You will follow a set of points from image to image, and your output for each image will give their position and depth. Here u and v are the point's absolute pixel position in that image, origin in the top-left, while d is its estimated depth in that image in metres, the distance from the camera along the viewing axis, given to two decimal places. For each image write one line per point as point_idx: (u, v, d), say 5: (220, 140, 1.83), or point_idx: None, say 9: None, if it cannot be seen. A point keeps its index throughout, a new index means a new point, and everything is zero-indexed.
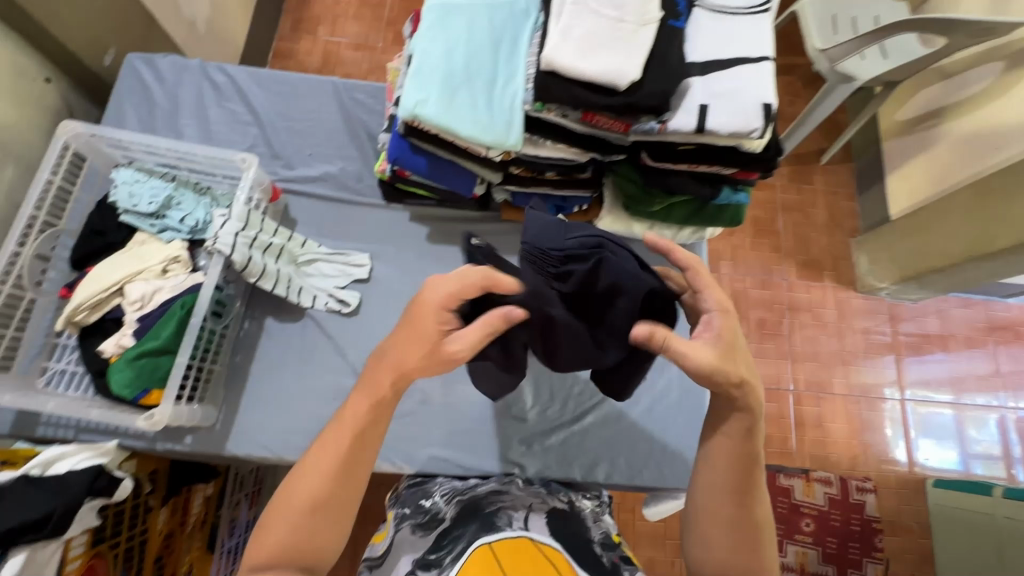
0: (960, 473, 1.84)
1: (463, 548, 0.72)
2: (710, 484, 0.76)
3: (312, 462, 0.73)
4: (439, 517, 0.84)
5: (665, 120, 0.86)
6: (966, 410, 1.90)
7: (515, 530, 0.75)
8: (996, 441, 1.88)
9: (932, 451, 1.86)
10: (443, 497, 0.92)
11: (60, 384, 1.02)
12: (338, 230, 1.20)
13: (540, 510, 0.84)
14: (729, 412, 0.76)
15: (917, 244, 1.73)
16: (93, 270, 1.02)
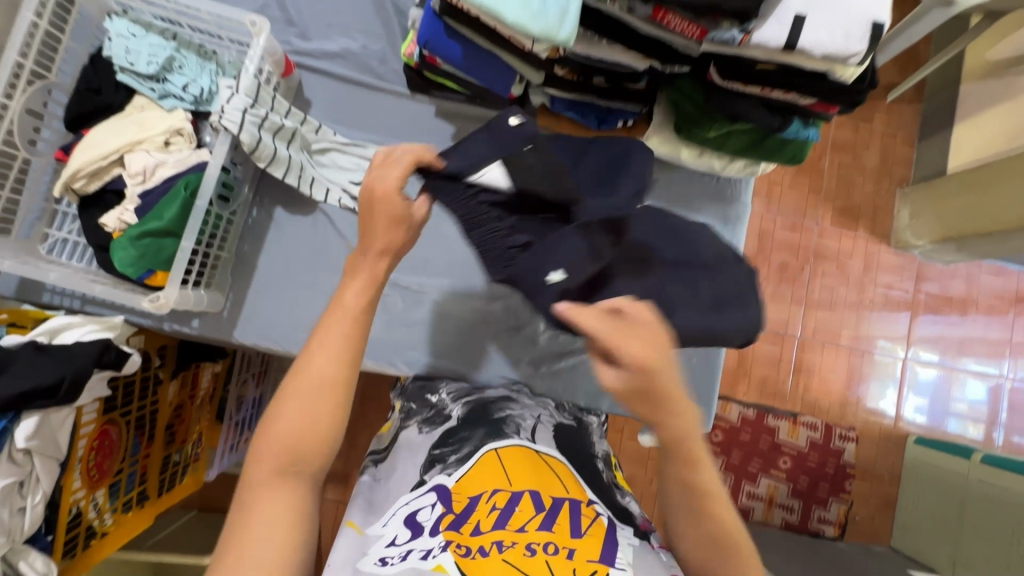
0: (942, 432, 1.88)
1: (471, 451, 0.72)
2: (672, 509, 0.66)
3: (320, 351, 0.62)
4: (444, 413, 0.83)
5: (750, 31, 0.72)
6: (958, 373, 1.89)
7: (520, 439, 0.75)
8: (984, 405, 1.88)
9: (919, 407, 1.88)
10: (450, 394, 0.90)
11: (63, 253, 0.99)
12: (356, 119, 1.09)
13: (547, 422, 0.83)
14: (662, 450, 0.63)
15: (971, 202, 1.60)
16: (92, 134, 0.95)
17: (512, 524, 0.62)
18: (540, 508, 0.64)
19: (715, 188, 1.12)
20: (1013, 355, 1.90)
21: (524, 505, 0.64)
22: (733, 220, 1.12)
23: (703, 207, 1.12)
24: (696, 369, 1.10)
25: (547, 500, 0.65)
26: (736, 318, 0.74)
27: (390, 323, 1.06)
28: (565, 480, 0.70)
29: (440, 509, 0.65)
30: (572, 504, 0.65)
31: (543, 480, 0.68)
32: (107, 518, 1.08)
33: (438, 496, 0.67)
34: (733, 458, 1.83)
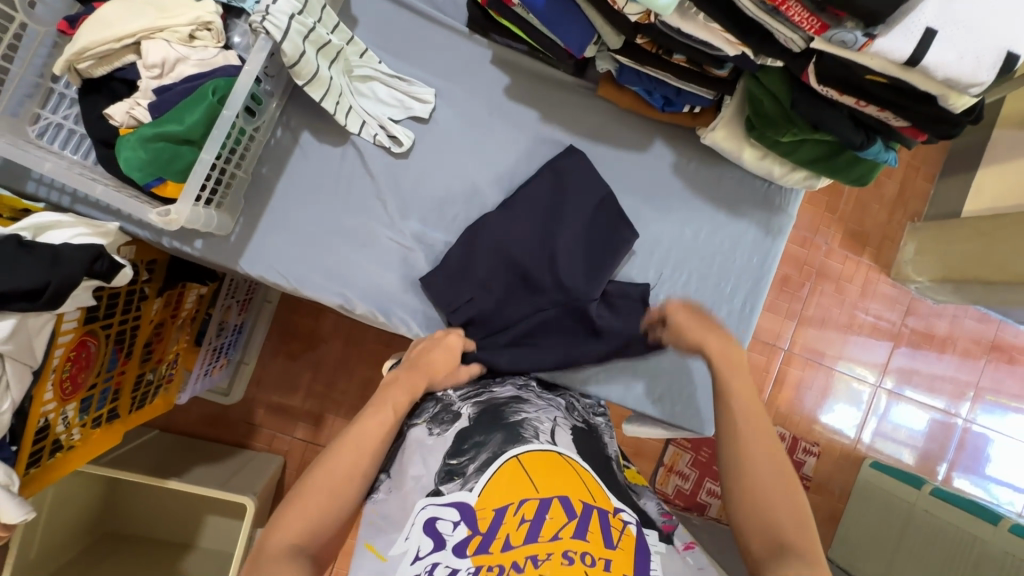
0: (897, 462, 1.94)
1: (490, 458, 0.68)
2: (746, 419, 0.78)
3: (347, 451, 0.70)
4: (453, 412, 0.78)
5: (874, 36, 0.66)
6: (906, 402, 1.94)
7: (541, 444, 0.70)
8: (922, 435, 1.95)
9: (870, 426, 1.94)
10: (458, 390, 0.84)
11: (54, 140, 0.87)
12: (404, 49, 0.99)
13: (564, 424, 0.79)
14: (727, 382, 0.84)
15: (980, 249, 1.59)
16: (105, 8, 0.82)
17: (545, 534, 0.62)
18: (572, 514, 0.64)
19: (763, 194, 1.08)
20: (972, 398, 1.96)
21: (556, 512, 0.64)
22: (775, 230, 1.09)
23: (749, 213, 1.08)
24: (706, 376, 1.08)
25: (578, 505, 0.65)
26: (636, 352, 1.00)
27: (407, 280, 0.99)
28: (589, 484, 0.68)
29: (465, 529, 0.63)
30: (602, 512, 0.65)
31: (568, 488, 0.66)
32: (75, 434, 1.02)
33: (460, 513, 0.64)
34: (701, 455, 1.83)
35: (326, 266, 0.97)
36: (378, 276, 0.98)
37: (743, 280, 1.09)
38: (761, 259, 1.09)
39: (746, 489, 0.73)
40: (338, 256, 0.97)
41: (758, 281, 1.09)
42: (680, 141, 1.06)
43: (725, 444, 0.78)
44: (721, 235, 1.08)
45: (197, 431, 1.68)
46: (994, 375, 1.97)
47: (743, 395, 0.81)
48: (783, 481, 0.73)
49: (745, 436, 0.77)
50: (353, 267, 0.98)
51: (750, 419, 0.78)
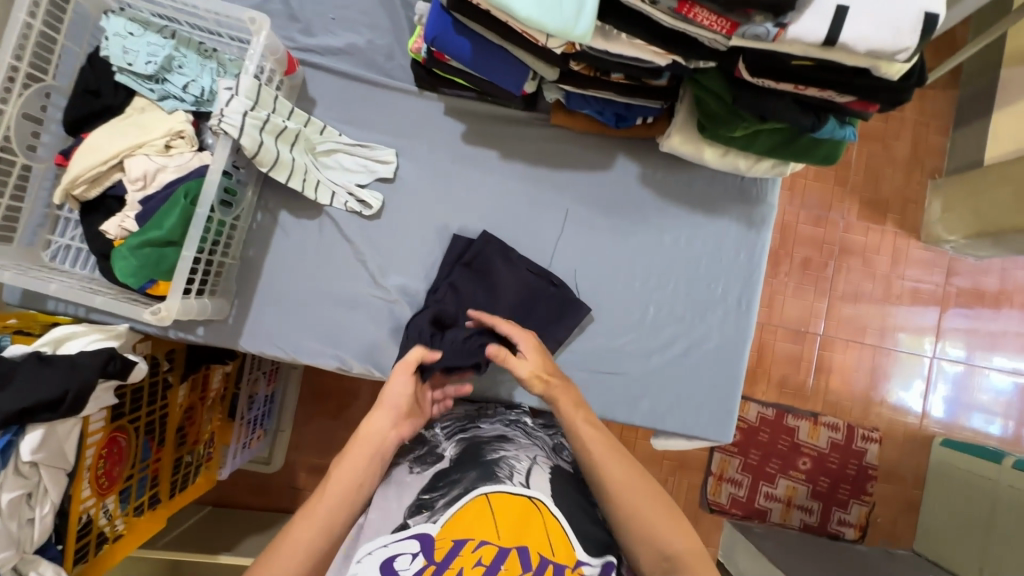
0: (972, 434, 1.77)
1: (459, 493, 0.71)
2: (611, 462, 0.73)
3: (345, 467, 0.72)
4: (437, 452, 0.80)
5: (786, 24, 0.67)
6: (980, 369, 1.78)
7: (514, 486, 0.71)
8: (1003, 397, 1.78)
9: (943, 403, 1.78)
10: (445, 428, 0.86)
11: (65, 260, 0.97)
12: (362, 118, 1.05)
13: (544, 462, 0.78)
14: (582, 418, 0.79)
15: (1007, 197, 1.46)
16: (90, 138, 0.92)
17: None
18: (527, 567, 0.65)
19: (739, 187, 1.06)
20: None
21: (511, 564, 0.65)
22: (758, 222, 1.06)
23: (728, 210, 1.06)
24: (717, 383, 1.05)
25: (535, 558, 0.66)
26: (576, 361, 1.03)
27: (397, 333, 1.02)
28: (554, 537, 0.68)
29: (421, 560, 0.66)
30: (558, 567, 0.66)
31: (531, 537, 0.67)
32: (118, 523, 1.08)
33: (420, 543, 0.67)
34: (750, 459, 1.73)
35: (320, 332, 1.02)
36: (370, 333, 1.02)
37: (734, 277, 1.06)
38: (749, 254, 1.06)
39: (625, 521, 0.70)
40: (328, 321, 1.02)
41: (749, 276, 1.07)
42: (643, 152, 1.06)
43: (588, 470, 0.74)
44: (701, 237, 1.06)
45: (243, 502, 1.74)
46: None
47: (591, 429, 0.77)
48: (651, 489, 0.73)
49: (607, 464, 0.73)
50: (345, 328, 1.02)
51: (602, 440, 0.76)
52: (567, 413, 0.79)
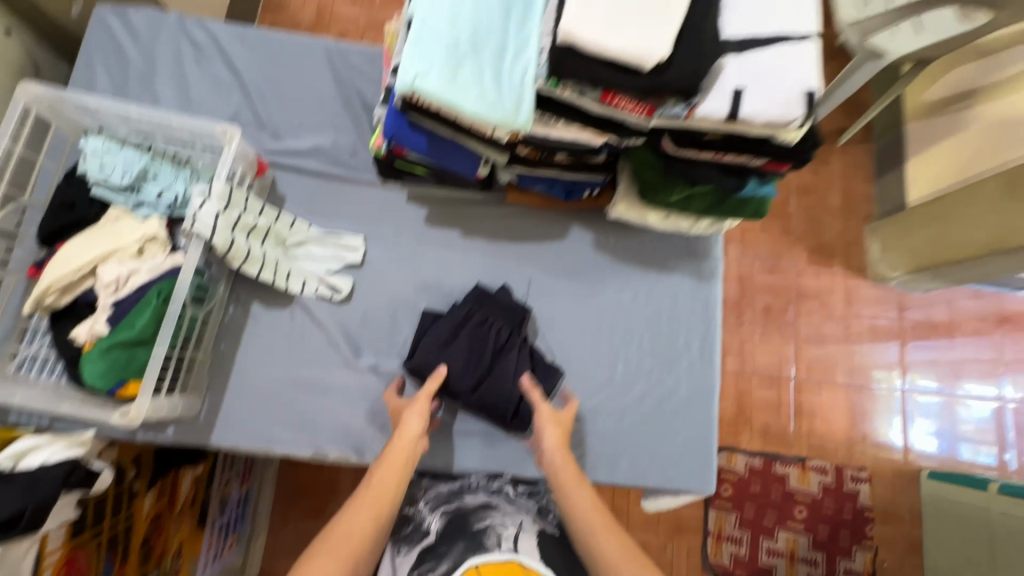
0: (953, 463, 1.74)
1: (449, 566, 0.68)
2: (603, 534, 0.75)
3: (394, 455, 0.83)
4: (422, 528, 0.81)
5: (695, 105, 0.78)
6: (958, 397, 1.77)
7: (503, 552, 0.69)
8: (986, 425, 1.76)
9: (925, 437, 1.75)
10: (427, 504, 0.87)
11: (32, 370, 0.96)
12: (330, 211, 1.12)
13: (530, 527, 0.79)
14: (576, 487, 0.82)
15: (934, 232, 1.56)
16: (65, 248, 0.95)
17: None
18: None
19: (686, 246, 1.15)
20: (1012, 372, 1.78)
21: None
22: (708, 275, 1.14)
23: (678, 266, 1.14)
24: (692, 434, 1.07)
25: None
26: None
27: (372, 414, 1.02)
28: None
29: None
30: None
31: None
32: None
33: None
34: (745, 513, 1.69)
35: (295, 419, 1.01)
36: (345, 417, 1.02)
37: (694, 328, 1.12)
38: (704, 306, 1.13)
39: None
40: (302, 407, 1.02)
41: (708, 325, 1.12)
42: (593, 220, 1.15)
43: (582, 546, 0.76)
44: (658, 294, 1.13)
45: None
46: (1016, 346, 1.79)
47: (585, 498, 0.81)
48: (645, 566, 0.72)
49: (599, 538, 0.75)
50: (320, 414, 1.02)
51: (594, 513, 0.78)
52: (562, 484, 0.83)
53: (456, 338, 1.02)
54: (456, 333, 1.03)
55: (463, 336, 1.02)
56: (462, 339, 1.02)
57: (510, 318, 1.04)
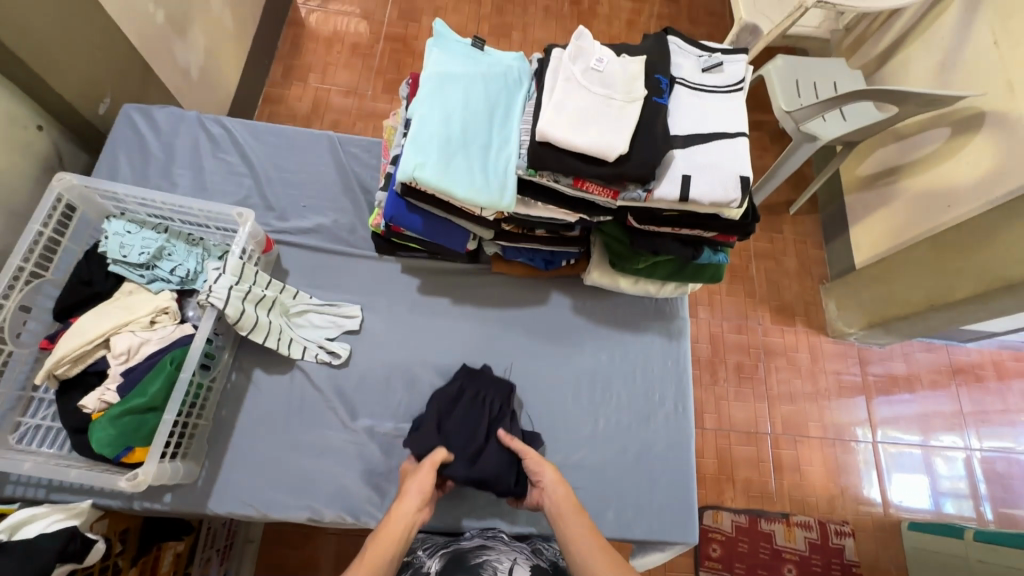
0: (938, 517, 1.76)
1: None
2: (593, 558, 0.82)
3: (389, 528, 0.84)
4: (422, 570, 0.86)
5: (651, 189, 0.93)
6: (935, 450, 1.83)
7: None
8: (962, 477, 1.80)
9: (906, 491, 1.79)
10: (426, 550, 0.92)
11: (32, 440, 0.99)
12: (330, 282, 1.22)
13: (524, 563, 0.85)
14: (568, 514, 0.89)
15: (882, 291, 1.71)
16: (79, 321, 1.01)
17: None
18: None
19: (655, 308, 1.27)
20: (975, 424, 1.86)
21: None
22: (677, 334, 1.25)
23: (650, 326, 1.25)
24: (674, 485, 1.13)
25: None
26: None
27: (367, 475, 1.06)
28: None
29: None
30: None
31: None
32: None
33: None
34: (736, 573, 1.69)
35: (292, 482, 1.04)
36: (341, 478, 1.05)
37: (668, 383, 1.21)
38: (675, 362, 1.23)
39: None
40: (300, 469, 1.05)
41: (680, 380, 1.22)
42: (572, 287, 1.27)
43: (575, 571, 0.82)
44: (633, 351, 1.23)
45: None
46: (972, 397, 1.89)
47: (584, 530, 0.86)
48: None
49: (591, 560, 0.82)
50: (317, 476, 1.05)
51: (585, 536, 0.85)
52: (562, 515, 0.90)
53: (451, 415, 1.09)
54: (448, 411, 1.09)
55: (457, 411, 1.09)
56: (455, 415, 1.08)
57: (498, 394, 1.12)
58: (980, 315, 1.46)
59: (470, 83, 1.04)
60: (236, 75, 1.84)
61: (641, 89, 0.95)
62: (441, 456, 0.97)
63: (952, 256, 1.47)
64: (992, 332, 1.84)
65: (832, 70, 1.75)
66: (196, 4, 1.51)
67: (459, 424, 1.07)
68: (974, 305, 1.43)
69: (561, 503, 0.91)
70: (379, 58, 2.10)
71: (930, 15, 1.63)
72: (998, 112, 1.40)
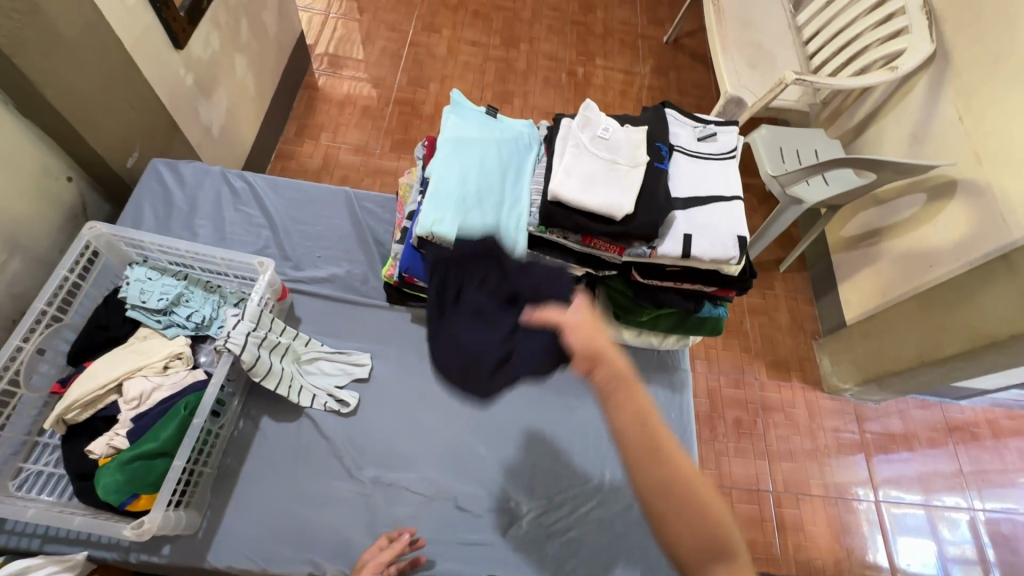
0: None
1: None
2: (662, 456, 0.68)
3: None
4: None
5: (655, 246, 0.99)
6: (939, 511, 1.81)
7: None
8: (969, 542, 1.77)
9: (913, 555, 1.75)
10: None
11: (32, 487, 0.97)
12: (341, 331, 1.24)
13: None
14: (620, 386, 0.72)
15: (873, 347, 1.76)
16: (92, 365, 1.02)
17: None
18: None
19: (658, 360, 1.30)
20: (976, 485, 1.86)
21: None
22: (680, 386, 1.27)
23: (654, 378, 1.27)
24: None
25: None
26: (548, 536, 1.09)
27: (372, 528, 1.05)
28: None
29: None
30: None
31: None
32: None
33: None
34: None
35: (296, 534, 1.03)
36: (344, 531, 1.04)
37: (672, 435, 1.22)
38: (679, 415, 1.25)
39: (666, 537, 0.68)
40: (304, 521, 1.04)
41: (685, 432, 1.23)
42: None
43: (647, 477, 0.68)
44: None
45: None
46: (971, 456, 1.90)
47: (640, 438, 0.69)
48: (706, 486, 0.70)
49: (665, 465, 0.68)
50: (320, 528, 1.04)
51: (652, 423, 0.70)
52: (606, 405, 0.72)
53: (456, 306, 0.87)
54: (449, 309, 0.87)
55: (465, 314, 0.85)
56: (453, 314, 0.86)
57: (481, 275, 0.87)
58: (970, 370, 1.51)
59: (484, 146, 1.12)
60: (253, 133, 1.94)
61: (645, 154, 1.03)
62: (399, 533, 1.02)
63: (936, 312, 1.54)
64: (984, 389, 1.88)
65: (813, 139, 1.89)
66: (223, 69, 1.63)
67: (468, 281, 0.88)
68: (963, 361, 1.49)
69: (616, 389, 0.71)
70: (388, 120, 2.23)
71: (897, 94, 1.79)
72: (969, 180, 1.51)
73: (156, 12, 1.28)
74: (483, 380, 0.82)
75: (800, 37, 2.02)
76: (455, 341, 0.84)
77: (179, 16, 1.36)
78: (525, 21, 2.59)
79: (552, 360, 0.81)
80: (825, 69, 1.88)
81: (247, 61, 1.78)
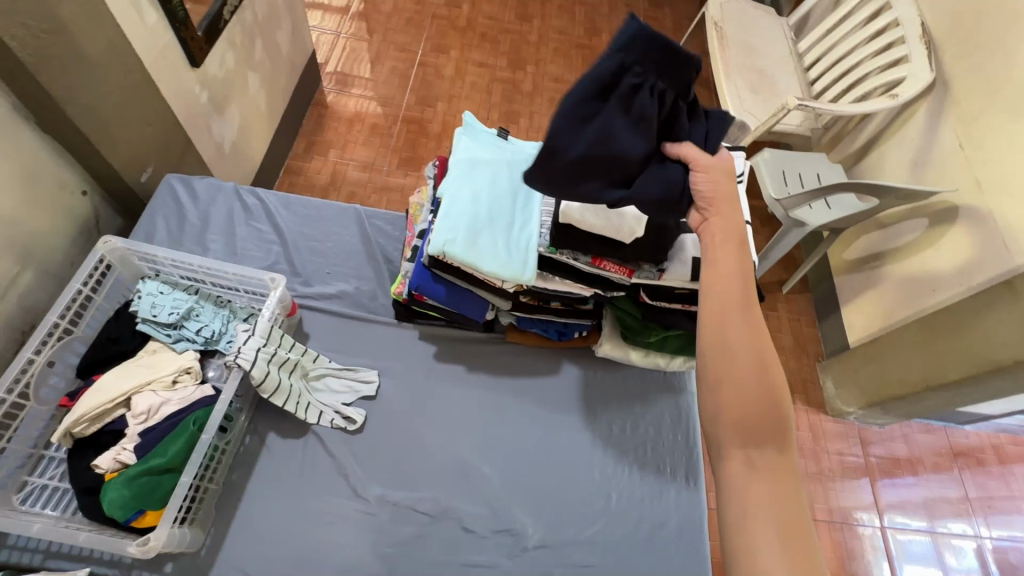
0: None
1: None
2: (724, 310, 0.82)
3: None
4: None
5: (664, 269, 1.02)
6: (943, 538, 1.79)
7: None
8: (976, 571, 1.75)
9: None
10: None
11: (36, 502, 0.96)
12: (349, 347, 1.25)
13: None
14: (720, 234, 0.87)
15: (877, 370, 1.77)
16: (101, 379, 1.03)
17: None
18: None
19: (665, 381, 1.30)
20: (982, 512, 1.84)
21: None
22: (686, 408, 1.27)
23: (660, 398, 1.27)
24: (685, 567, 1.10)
25: None
26: (553, 559, 1.08)
27: (376, 548, 1.04)
28: None
29: None
30: None
31: None
32: None
33: None
34: None
35: (300, 553, 1.02)
36: (348, 550, 1.03)
37: (679, 458, 1.22)
38: (686, 437, 1.24)
39: (727, 394, 0.76)
40: (308, 540, 1.03)
41: (691, 455, 1.22)
42: (583, 358, 1.31)
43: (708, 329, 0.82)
44: (644, 424, 1.25)
45: None
46: (976, 482, 1.88)
47: (744, 322, 0.80)
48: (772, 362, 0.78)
49: (732, 324, 0.80)
50: (324, 547, 1.03)
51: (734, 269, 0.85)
52: (711, 248, 0.88)
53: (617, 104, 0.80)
54: (613, 95, 0.80)
55: (621, 118, 0.81)
56: (618, 99, 0.80)
57: (695, 70, 0.80)
58: (975, 396, 1.52)
59: (496, 168, 1.14)
60: (263, 149, 1.97)
61: None
62: None
63: (942, 336, 1.56)
64: (989, 414, 1.88)
65: (817, 164, 1.91)
66: (237, 87, 1.66)
67: (650, 52, 0.78)
68: (970, 386, 1.50)
69: (725, 248, 0.87)
70: (396, 138, 2.26)
71: (898, 120, 1.82)
72: (970, 206, 1.53)
73: (175, 32, 1.31)
74: (627, 169, 0.84)
75: (801, 64, 2.06)
76: (606, 133, 0.80)
77: (197, 36, 1.39)
78: (532, 44, 2.64)
79: (653, 210, 0.87)
80: (827, 95, 1.91)
81: (260, 79, 1.81)
